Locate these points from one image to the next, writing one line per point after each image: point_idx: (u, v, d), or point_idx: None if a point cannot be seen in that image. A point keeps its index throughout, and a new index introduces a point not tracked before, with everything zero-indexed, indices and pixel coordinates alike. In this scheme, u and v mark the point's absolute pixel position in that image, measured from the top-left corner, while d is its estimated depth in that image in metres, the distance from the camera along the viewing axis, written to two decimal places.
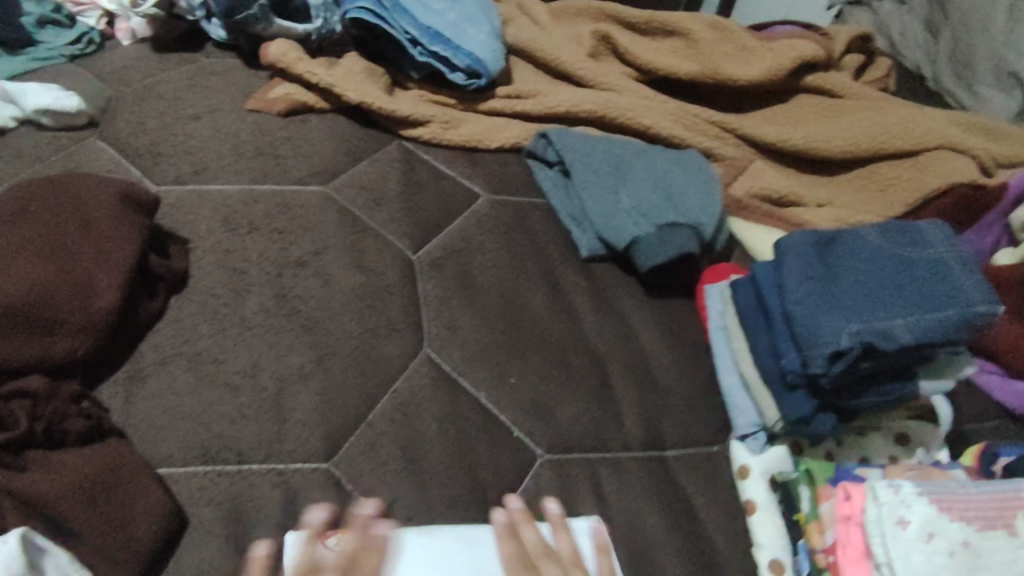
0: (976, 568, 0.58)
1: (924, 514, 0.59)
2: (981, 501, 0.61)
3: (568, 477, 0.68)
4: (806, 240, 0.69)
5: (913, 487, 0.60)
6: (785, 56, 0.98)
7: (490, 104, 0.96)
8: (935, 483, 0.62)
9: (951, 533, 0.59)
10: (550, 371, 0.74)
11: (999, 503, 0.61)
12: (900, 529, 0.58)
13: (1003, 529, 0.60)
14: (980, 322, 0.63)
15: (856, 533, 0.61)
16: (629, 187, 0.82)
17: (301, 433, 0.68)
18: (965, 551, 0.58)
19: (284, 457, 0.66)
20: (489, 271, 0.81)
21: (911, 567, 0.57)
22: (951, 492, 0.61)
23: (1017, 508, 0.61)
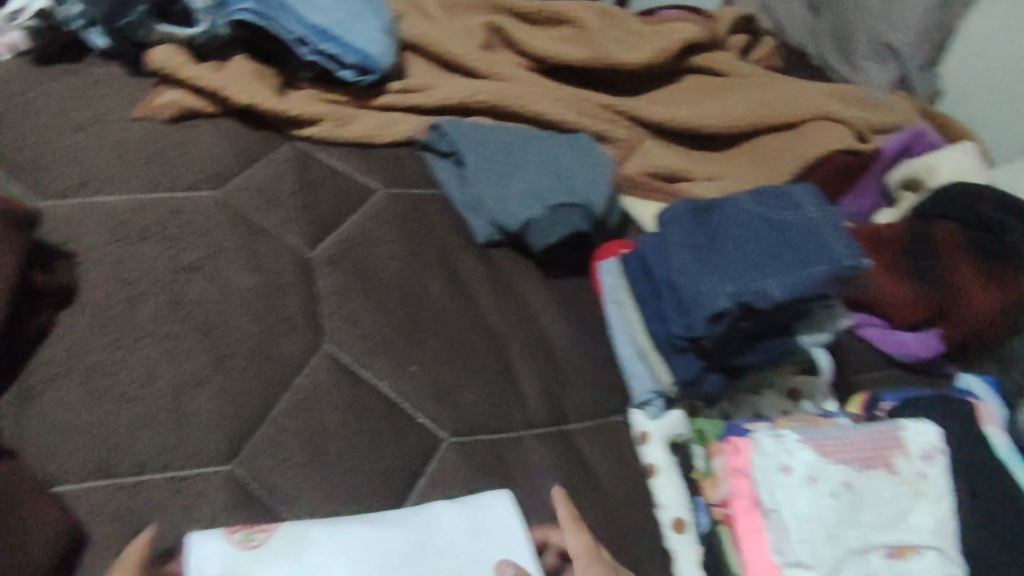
0: (858, 505, 0.60)
1: (806, 460, 0.60)
2: (859, 443, 0.63)
3: (475, 459, 0.68)
4: (684, 212, 0.72)
5: (795, 436, 0.62)
6: (668, 39, 1.02)
7: (384, 100, 0.97)
8: (815, 430, 0.64)
9: (833, 475, 0.60)
10: (450, 356, 0.74)
11: (875, 442, 0.64)
12: (784, 475, 0.60)
13: (880, 467, 0.62)
14: (847, 275, 0.64)
15: (746, 484, 0.62)
16: (519, 171, 0.83)
17: (200, 436, 0.66)
18: (847, 491, 0.60)
19: (183, 463, 0.64)
20: (387, 263, 0.80)
21: (797, 510, 0.59)
22: (830, 437, 0.62)
23: (893, 445, 0.64)
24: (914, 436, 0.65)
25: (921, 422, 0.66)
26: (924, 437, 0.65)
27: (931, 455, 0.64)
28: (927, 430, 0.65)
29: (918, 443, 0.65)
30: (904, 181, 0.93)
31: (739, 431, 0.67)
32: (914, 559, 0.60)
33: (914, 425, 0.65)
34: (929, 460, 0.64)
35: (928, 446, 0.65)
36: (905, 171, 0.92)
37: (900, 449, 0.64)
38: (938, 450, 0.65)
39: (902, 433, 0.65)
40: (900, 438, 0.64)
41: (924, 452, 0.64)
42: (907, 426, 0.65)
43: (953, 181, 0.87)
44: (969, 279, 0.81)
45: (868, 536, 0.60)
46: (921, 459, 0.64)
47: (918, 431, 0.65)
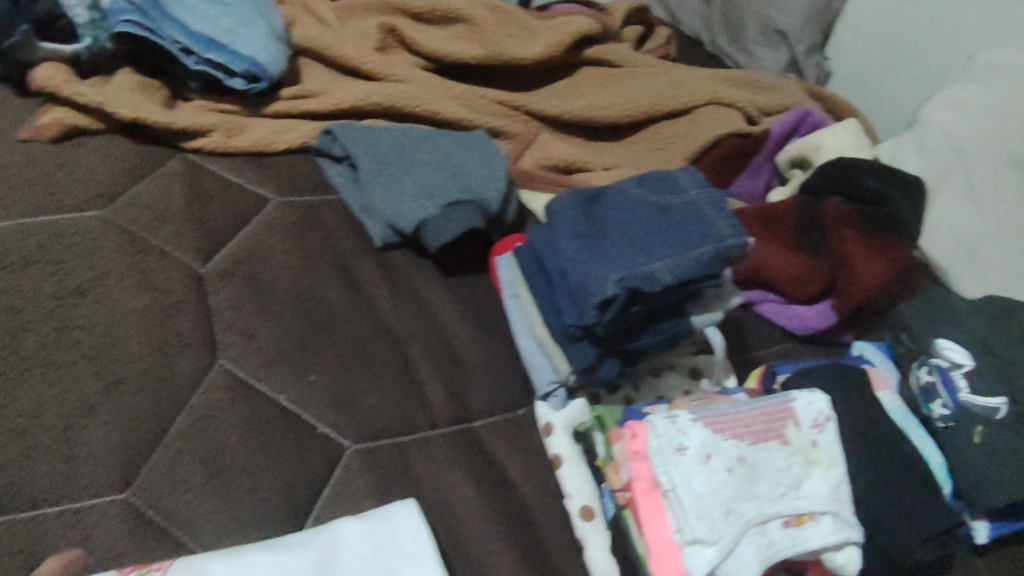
0: (752, 478, 0.61)
1: (699, 438, 0.61)
2: (751, 418, 0.64)
3: (380, 465, 0.66)
4: (570, 202, 0.69)
5: (689, 415, 0.63)
6: (563, 32, 1.03)
7: (276, 107, 0.96)
8: (709, 409, 0.65)
9: (726, 451, 0.62)
10: (349, 362, 0.72)
11: (767, 415, 0.65)
12: (680, 455, 0.60)
13: (772, 439, 0.64)
14: (731, 254, 0.66)
15: (645, 467, 0.61)
16: (413, 172, 0.83)
17: (92, 466, 0.62)
18: (741, 465, 0.61)
19: (78, 494, 0.60)
20: (280, 274, 0.78)
21: (694, 489, 0.59)
22: (722, 415, 0.64)
23: (784, 417, 0.66)
24: (803, 407, 0.67)
25: (810, 392, 0.68)
26: (813, 407, 0.67)
27: (821, 423, 0.66)
28: (817, 400, 0.67)
29: (808, 413, 0.67)
30: (791, 161, 0.95)
31: (638, 415, 0.67)
32: (809, 525, 0.62)
33: (803, 396, 0.67)
34: (819, 429, 0.66)
35: (818, 415, 0.67)
36: (790, 151, 0.95)
37: (790, 421, 0.66)
38: (827, 418, 0.67)
39: (792, 405, 0.67)
40: (790, 409, 0.66)
41: (813, 421, 0.66)
42: (796, 397, 0.67)
43: (835, 157, 0.90)
44: (856, 250, 0.84)
45: (764, 507, 0.61)
46: (811, 428, 0.66)
47: (805, 401, 0.67)
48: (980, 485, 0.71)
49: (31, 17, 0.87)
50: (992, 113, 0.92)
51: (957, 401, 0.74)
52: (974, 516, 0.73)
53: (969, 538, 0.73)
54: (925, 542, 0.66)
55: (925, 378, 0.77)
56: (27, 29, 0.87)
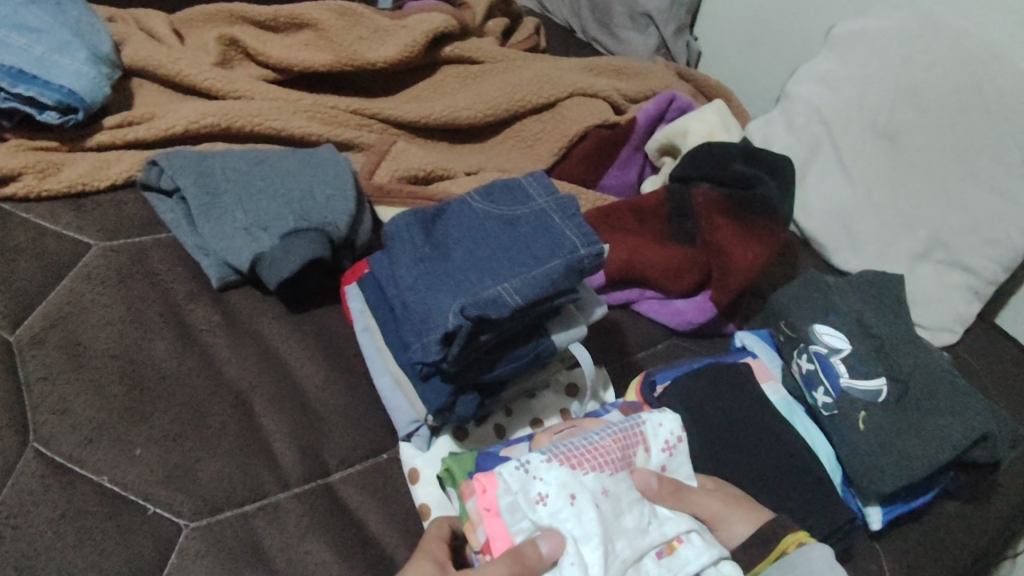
0: (619, 511, 0.54)
1: (557, 479, 0.54)
2: (606, 447, 0.59)
3: (221, 542, 0.59)
4: (410, 222, 0.64)
5: (541, 457, 0.56)
6: (416, 31, 0.95)
7: (98, 138, 0.86)
8: (561, 445, 0.58)
9: (589, 485, 0.54)
10: (183, 427, 0.64)
11: (622, 441, 0.60)
12: (540, 506, 0.53)
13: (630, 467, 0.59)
14: (585, 266, 0.61)
15: (499, 523, 0.54)
16: (248, 202, 0.75)
17: None
18: (607, 498, 0.54)
19: None
20: (101, 334, 0.68)
21: (562, 539, 0.52)
22: (576, 449, 0.57)
23: (637, 443, 0.61)
24: (654, 430, 0.63)
25: (660, 413, 0.64)
26: (663, 429, 0.63)
27: (672, 447, 0.62)
28: (667, 421, 0.63)
29: (658, 435, 0.62)
30: (660, 150, 0.92)
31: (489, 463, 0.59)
32: (682, 550, 0.54)
33: (652, 417, 0.63)
34: (668, 452, 0.62)
35: (669, 437, 0.63)
36: (659, 138, 0.91)
37: (641, 446, 0.61)
38: (680, 438, 0.63)
39: (642, 428, 0.62)
40: (642, 433, 0.62)
41: (665, 442, 0.62)
42: (645, 420, 0.63)
43: (701, 142, 0.87)
44: (731, 238, 0.81)
45: (635, 540, 0.53)
46: (661, 452, 0.62)
47: (656, 422, 0.63)
48: (868, 472, 0.69)
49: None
50: (852, 85, 0.93)
51: (838, 387, 0.72)
52: (868, 503, 0.71)
53: (865, 526, 0.71)
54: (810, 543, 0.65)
55: (806, 366, 0.75)
56: None
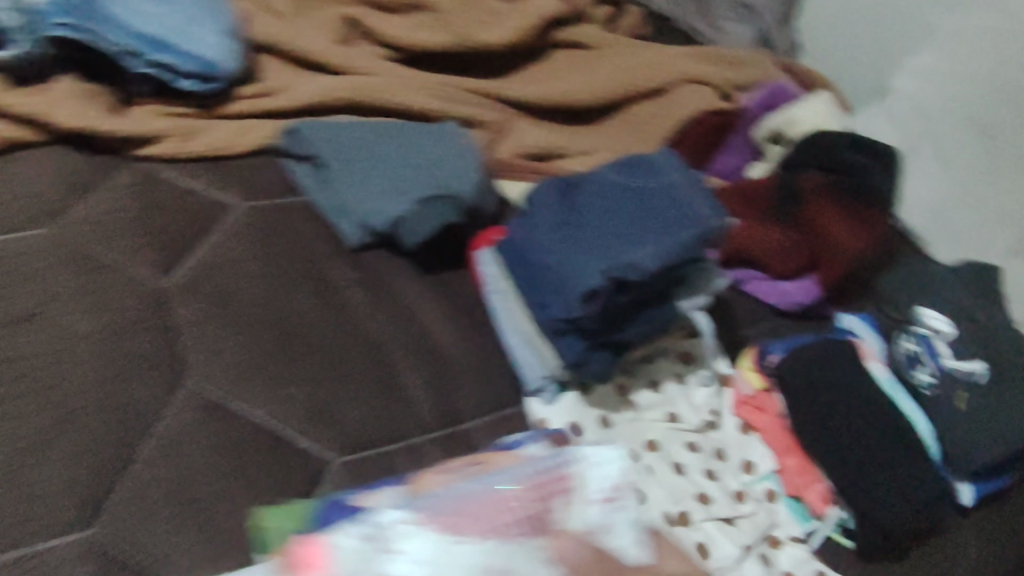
0: None
1: (427, 547, 0.51)
2: (516, 500, 0.56)
3: (368, 477, 0.65)
4: (550, 192, 0.70)
5: (399, 516, 0.52)
6: (528, 15, 1.00)
7: (235, 107, 0.91)
8: (441, 496, 0.55)
9: (455, 557, 0.51)
10: (328, 372, 0.69)
11: (541, 488, 0.58)
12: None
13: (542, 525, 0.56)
14: (713, 237, 0.65)
15: None
16: (383, 168, 0.79)
17: (48, 505, 0.57)
18: None
19: (36, 537, 0.56)
20: (248, 284, 0.74)
21: None
22: (444, 508, 0.54)
23: (557, 488, 0.58)
24: (588, 476, 0.59)
25: (602, 451, 0.60)
26: (597, 473, 0.59)
27: (613, 496, 0.58)
28: (610, 461, 0.60)
29: (597, 476, 0.59)
30: (769, 136, 0.94)
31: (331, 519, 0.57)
32: None
33: (581, 463, 0.59)
34: (610, 500, 0.58)
35: (608, 486, 0.59)
36: (771, 124, 0.94)
37: (572, 493, 0.58)
38: (609, 494, 0.58)
39: (565, 477, 0.59)
40: (564, 482, 0.58)
41: (604, 492, 0.58)
42: (578, 460, 0.60)
43: (812, 131, 0.91)
44: (835, 221, 0.83)
45: None
46: (600, 501, 0.58)
47: (594, 465, 0.59)
48: (965, 447, 0.72)
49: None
50: (951, 80, 0.94)
51: (942, 368, 0.76)
52: (959, 479, 0.73)
53: (955, 501, 0.73)
54: (914, 511, 0.68)
55: (909, 346, 0.79)
56: None
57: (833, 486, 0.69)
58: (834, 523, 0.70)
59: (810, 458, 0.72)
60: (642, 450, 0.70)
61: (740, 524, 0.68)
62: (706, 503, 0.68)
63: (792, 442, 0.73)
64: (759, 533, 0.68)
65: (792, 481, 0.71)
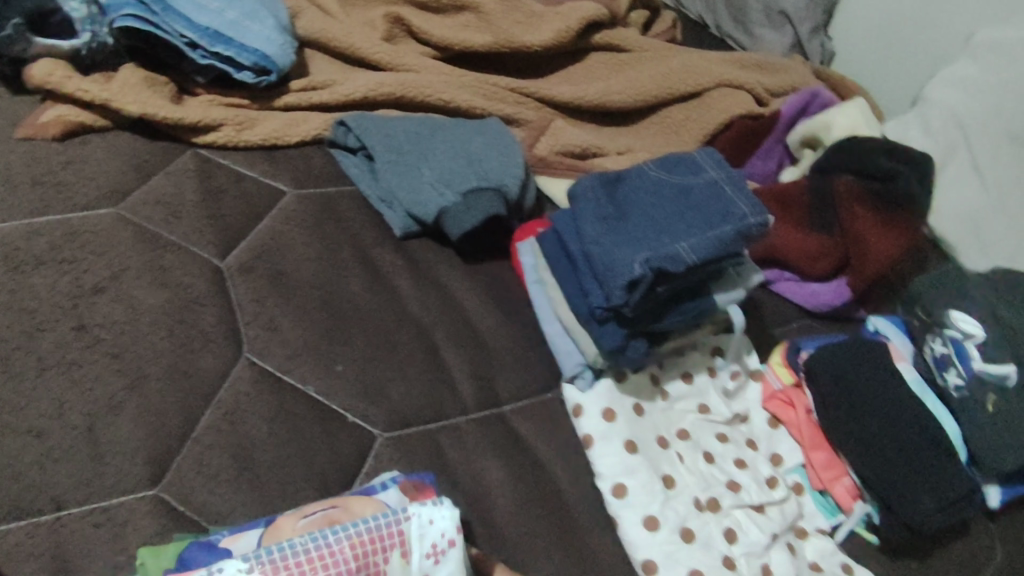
0: None
1: None
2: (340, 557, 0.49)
3: (410, 453, 0.67)
4: (594, 183, 0.71)
5: (240, 567, 0.48)
6: (569, 18, 1.04)
7: (286, 99, 0.95)
8: (278, 544, 0.50)
9: None
10: (375, 351, 0.72)
11: (365, 548, 0.50)
12: None
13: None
14: (752, 233, 0.67)
15: None
16: (429, 161, 0.83)
17: (119, 463, 0.61)
18: None
19: (107, 493, 0.60)
20: (300, 267, 0.77)
21: None
22: (287, 555, 0.49)
23: (386, 546, 0.51)
24: (420, 530, 0.52)
25: (435, 506, 0.53)
26: (433, 527, 0.52)
27: (437, 554, 0.52)
28: (442, 517, 0.53)
29: (422, 539, 0.52)
30: (802, 141, 0.97)
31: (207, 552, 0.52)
32: None
33: (419, 514, 0.52)
34: (435, 559, 0.52)
35: (437, 539, 0.52)
36: (804, 131, 0.96)
37: (398, 551, 0.51)
38: (450, 543, 0.52)
39: (404, 528, 0.52)
40: (400, 535, 0.51)
41: (429, 549, 0.52)
42: (411, 517, 0.52)
43: (846, 136, 0.92)
44: (868, 226, 0.85)
45: None
46: (423, 558, 0.52)
47: (425, 519, 0.52)
48: (993, 451, 0.74)
49: (21, 10, 0.84)
50: (994, 92, 0.96)
51: (969, 369, 0.77)
52: (987, 481, 0.76)
53: (983, 503, 0.76)
54: (943, 510, 0.68)
55: (941, 349, 0.80)
56: (19, 23, 0.84)
57: (858, 481, 0.72)
58: (859, 517, 0.73)
59: (837, 453, 0.74)
60: (673, 438, 0.73)
61: (769, 512, 0.71)
62: (736, 491, 0.71)
63: (819, 437, 0.76)
64: (787, 522, 0.71)
65: (819, 475, 0.74)
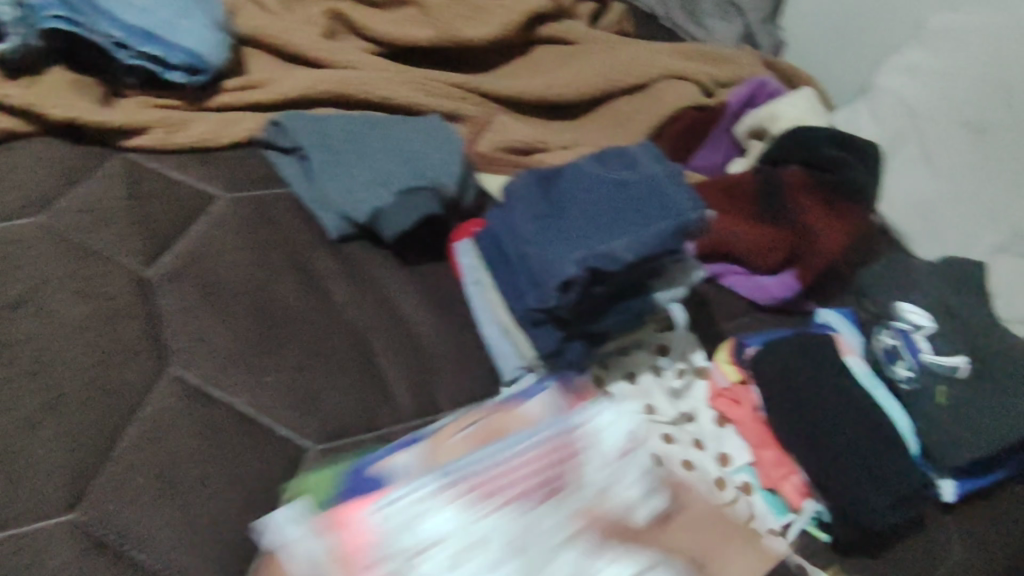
0: (528, 563, 0.57)
1: (445, 523, 0.58)
2: (529, 466, 0.63)
3: (344, 466, 0.65)
4: (529, 182, 0.71)
5: (439, 481, 0.60)
6: (514, 11, 1.01)
7: (220, 99, 0.92)
8: (466, 463, 0.62)
9: (439, 525, 0.58)
10: (307, 360, 0.70)
11: (553, 454, 0.64)
12: (417, 561, 0.56)
13: (553, 492, 0.62)
14: (692, 228, 0.65)
15: (359, 556, 0.55)
16: (366, 160, 0.80)
17: (31, 487, 0.57)
18: (509, 540, 0.58)
19: (18, 519, 0.56)
20: (231, 273, 0.74)
21: None
22: (476, 470, 0.62)
23: (571, 451, 0.64)
24: (602, 430, 0.66)
25: (618, 408, 0.68)
26: (605, 434, 0.66)
27: (627, 450, 0.65)
28: (620, 418, 0.67)
29: (613, 431, 0.66)
30: (749, 132, 0.96)
31: (365, 482, 0.62)
32: None
33: (597, 419, 0.66)
34: (626, 457, 0.65)
35: (625, 441, 0.65)
36: (750, 120, 0.95)
37: (582, 453, 0.64)
38: (639, 440, 0.66)
39: (583, 431, 0.66)
40: (583, 436, 0.65)
41: (613, 453, 0.65)
42: (590, 418, 0.66)
43: (793, 125, 0.91)
44: (814, 217, 0.84)
45: None
46: (605, 465, 0.64)
47: (606, 420, 0.66)
48: (946, 444, 0.72)
49: None
50: (944, 78, 0.95)
51: (919, 362, 0.76)
52: (940, 475, 0.74)
53: (937, 497, 0.74)
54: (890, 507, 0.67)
55: (889, 341, 0.79)
56: None
57: (808, 479, 0.71)
58: (810, 516, 0.71)
59: (786, 451, 0.73)
60: None
61: None
62: None
63: (768, 435, 0.74)
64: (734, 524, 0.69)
65: (768, 474, 0.73)
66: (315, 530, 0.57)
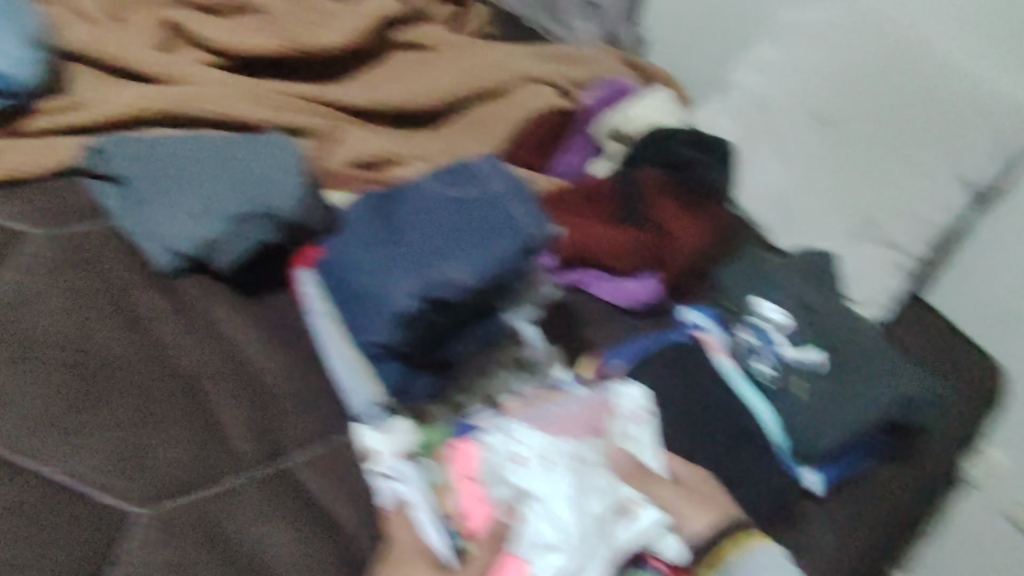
0: (585, 471, 0.59)
1: (535, 445, 0.60)
2: (577, 415, 0.67)
3: (180, 530, 0.59)
4: (365, 212, 0.72)
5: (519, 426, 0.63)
6: (367, 17, 0.96)
7: (34, 125, 0.82)
8: (536, 414, 0.66)
9: (535, 443, 0.61)
10: (134, 415, 0.63)
11: (595, 411, 0.68)
12: (514, 465, 0.59)
13: (601, 435, 0.66)
14: (528, 246, 0.66)
15: (472, 489, 0.61)
16: (194, 185, 0.73)
17: None
18: (576, 459, 0.60)
19: None
20: (42, 322, 0.65)
21: (536, 496, 0.57)
22: (546, 417, 0.65)
23: (606, 411, 0.69)
24: (623, 403, 0.70)
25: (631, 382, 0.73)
26: (632, 400, 0.71)
27: (638, 416, 0.70)
28: (635, 392, 0.72)
29: (627, 408, 0.70)
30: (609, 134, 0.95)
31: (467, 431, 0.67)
32: (640, 512, 0.60)
33: (621, 389, 0.72)
34: (636, 422, 0.70)
35: (636, 408, 0.71)
36: (607, 122, 0.95)
37: (610, 416, 0.69)
38: (648, 412, 0.71)
39: (610, 396, 0.71)
40: (610, 401, 0.70)
41: (628, 416, 0.70)
42: (618, 385, 0.72)
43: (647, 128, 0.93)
44: (671, 217, 0.84)
45: (603, 504, 0.58)
46: (629, 422, 0.70)
47: (625, 395, 0.71)
48: (808, 433, 0.74)
49: None
50: (795, 73, 0.97)
51: (779, 359, 0.78)
52: (806, 466, 0.76)
53: (804, 489, 0.75)
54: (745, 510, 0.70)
55: (750, 338, 0.80)
56: None
57: None
58: None
59: None
60: None
61: None
62: None
63: None
64: None
65: None
66: (437, 464, 0.64)
